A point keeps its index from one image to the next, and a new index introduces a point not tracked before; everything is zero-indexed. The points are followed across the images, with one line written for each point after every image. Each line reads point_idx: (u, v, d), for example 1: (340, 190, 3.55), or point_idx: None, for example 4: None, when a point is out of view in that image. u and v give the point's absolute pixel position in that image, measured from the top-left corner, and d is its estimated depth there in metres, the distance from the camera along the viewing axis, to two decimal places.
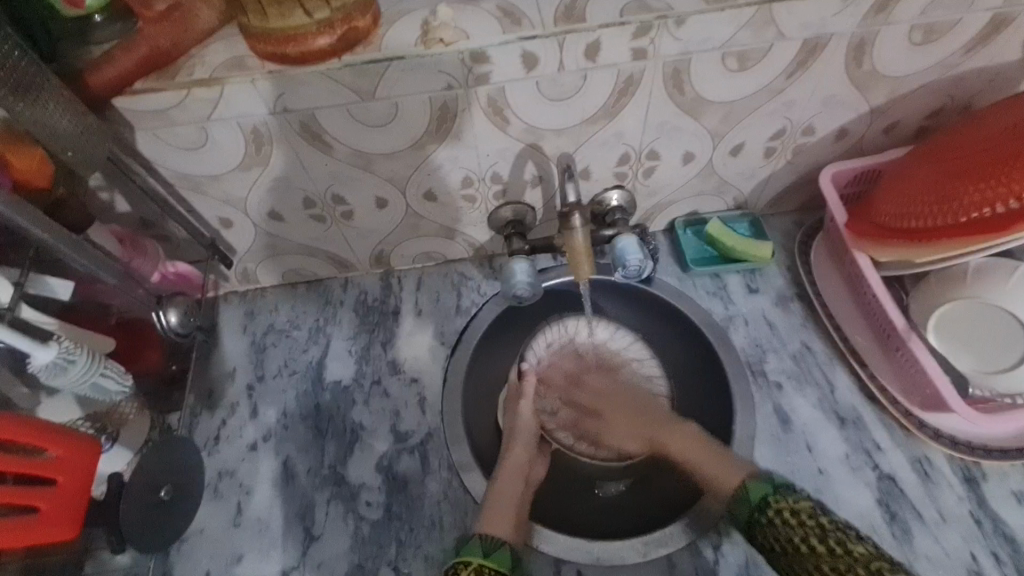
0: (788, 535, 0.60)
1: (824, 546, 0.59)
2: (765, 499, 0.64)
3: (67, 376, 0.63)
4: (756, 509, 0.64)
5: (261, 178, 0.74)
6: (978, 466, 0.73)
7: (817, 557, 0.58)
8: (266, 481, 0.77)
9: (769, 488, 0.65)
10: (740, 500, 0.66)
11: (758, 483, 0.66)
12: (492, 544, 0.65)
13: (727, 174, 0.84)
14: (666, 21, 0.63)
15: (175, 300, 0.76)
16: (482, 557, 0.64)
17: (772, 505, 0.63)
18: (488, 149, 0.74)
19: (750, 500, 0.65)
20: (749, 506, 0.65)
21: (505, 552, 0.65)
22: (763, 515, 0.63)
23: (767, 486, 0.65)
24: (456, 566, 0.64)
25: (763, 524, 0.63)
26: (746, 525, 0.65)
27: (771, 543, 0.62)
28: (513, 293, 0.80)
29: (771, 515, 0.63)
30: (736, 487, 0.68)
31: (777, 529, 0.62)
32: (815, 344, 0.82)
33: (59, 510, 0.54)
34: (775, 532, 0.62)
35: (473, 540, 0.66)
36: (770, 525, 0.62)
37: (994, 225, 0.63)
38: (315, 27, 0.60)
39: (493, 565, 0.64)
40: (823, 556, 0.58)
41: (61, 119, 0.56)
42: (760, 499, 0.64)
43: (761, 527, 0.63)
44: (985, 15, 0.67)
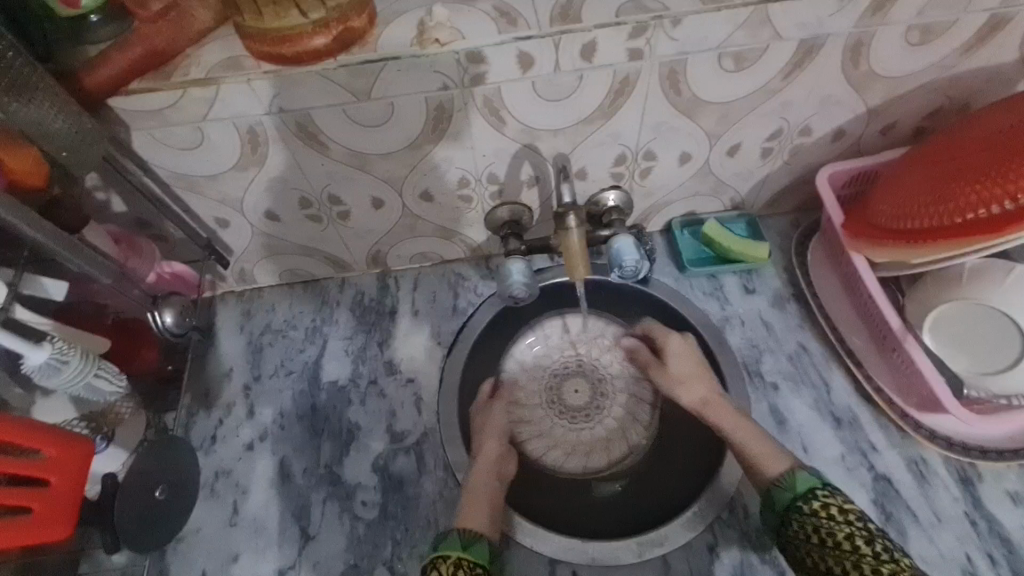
0: (834, 530, 0.61)
1: (871, 549, 0.60)
2: (813, 490, 0.65)
3: (60, 377, 0.63)
4: (800, 498, 0.64)
5: (257, 178, 0.74)
6: (974, 467, 0.73)
7: (860, 558, 0.60)
8: (262, 481, 0.77)
9: (818, 483, 0.65)
10: (783, 485, 0.66)
11: (806, 474, 0.66)
12: (469, 537, 0.66)
13: (724, 174, 0.84)
14: (662, 22, 0.63)
15: (170, 300, 0.74)
16: (462, 551, 0.65)
17: (820, 499, 0.64)
18: (484, 149, 0.74)
19: (796, 488, 0.65)
20: (792, 493, 0.65)
21: (485, 546, 0.67)
22: (807, 505, 0.64)
23: (816, 479, 0.66)
24: (434, 561, 0.65)
25: (805, 515, 0.63)
26: (781, 509, 0.65)
27: (811, 535, 0.62)
28: (510, 293, 0.80)
29: (816, 507, 0.63)
30: (766, 484, 0.68)
31: (824, 521, 0.62)
32: (811, 344, 0.82)
33: (52, 510, 0.54)
34: (820, 525, 0.62)
35: (452, 534, 0.67)
36: (813, 517, 0.63)
37: (987, 226, 0.63)
38: (311, 27, 0.60)
39: (472, 559, 0.65)
40: (867, 558, 0.60)
41: (57, 120, 0.56)
42: (807, 489, 0.65)
43: (802, 516, 0.63)
44: (981, 16, 0.67)
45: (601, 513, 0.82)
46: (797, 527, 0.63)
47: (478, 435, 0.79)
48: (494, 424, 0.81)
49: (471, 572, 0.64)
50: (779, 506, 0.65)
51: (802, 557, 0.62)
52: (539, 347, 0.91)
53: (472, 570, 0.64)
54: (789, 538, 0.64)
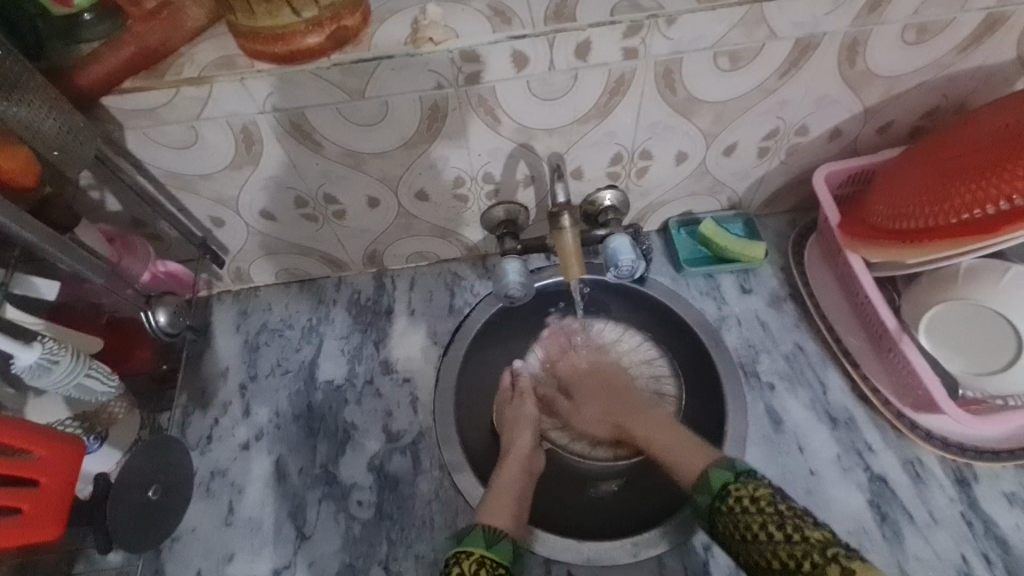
0: (746, 522, 0.58)
1: (783, 532, 0.56)
2: (726, 486, 0.62)
3: (49, 377, 0.62)
4: (716, 499, 0.62)
5: (252, 177, 0.74)
6: (970, 468, 0.73)
7: (774, 544, 0.56)
8: (257, 480, 0.77)
9: (731, 477, 0.62)
10: (701, 488, 0.64)
11: (720, 470, 0.64)
12: (494, 536, 0.65)
13: (721, 174, 0.84)
14: (657, 21, 0.63)
15: (164, 299, 0.74)
16: (484, 548, 0.63)
17: (732, 494, 0.61)
18: (480, 149, 0.74)
19: (711, 488, 0.63)
20: (709, 496, 0.63)
21: (507, 545, 0.65)
22: (723, 504, 0.61)
23: (729, 473, 0.63)
24: (456, 556, 0.63)
25: (724, 513, 0.60)
26: (708, 515, 0.63)
27: (731, 533, 0.59)
28: (506, 292, 0.80)
29: (731, 504, 0.60)
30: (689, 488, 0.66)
31: (737, 516, 0.59)
32: (807, 344, 0.82)
33: (42, 511, 0.54)
34: (734, 520, 0.59)
35: (475, 531, 0.66)
36: (730, 514, 0.60)
37: (985, 227, 0.62)
38: (303, 25, 0.60)
39: (494, 557, 0.63)
40: (781, 543, 0.56)
41: (47, 119, 0.56)
42: (721, 487, 0.62)
43: (722, 515, 0.60)
44: (979, 14, 0.67)
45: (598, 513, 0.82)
46: (722, 529, 0.60)
47: (515, 426, 0.80)
48: (525, 418, 0.81)
49: (494, 569, 0.62)
50: (702, 509, 0.63)
51: (737, 554, 0.60)
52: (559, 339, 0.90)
53: (495, 568, 0.62)
54: (719, 538, 0.61)
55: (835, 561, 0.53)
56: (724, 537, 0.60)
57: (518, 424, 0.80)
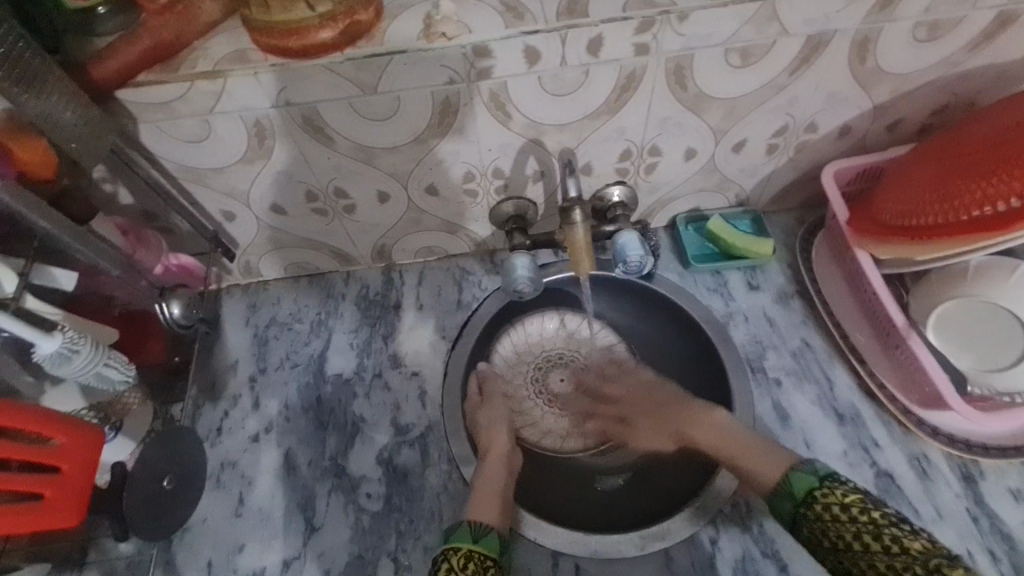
0: (838, 531, 0.59)
1: (880, 543, 0.57)
2: (811, 493, 0.63)
3: (70, 366, 0.63)
4: (802, 505, 0.63)
5: (263, 171, 0.74)
6: (976, 464, 0.73)
7: (871, 555, 0.57)
8: (268, 472, 0.77)
9: (815, 482, 0.63)
10: (783, 495, 0.65)
11: (802, 474, 0.65)
12: (480, 530, 0.67)
13: (729, 170, 0.84)
14: (670, 16, 0.63)
15: (177, 291, 0.76)
16: (472, 543, 0.66)
17: (819, 500, 0.62)
18: (490, 144, 0.75)
19: (795, 494, 0.64)
20: (793, 501, 0.64)
21: (494, 539, 0.67)
22: (810, 510, 0.62)
23: (813, 478, 0.64)
24: (446, 553, 0.65)
25: (811, 519, 0.62)
26: (789, 519, 0.64)
27: (820, 540, 0.60)
28: (515, 287, 0.80)
29: (818, 510, 0.61)
30: (769, 493, 0.67)
31: (826, 523, 0.60)
32: (814, 340, 0.83)
33: (63, 496, 0.55)
34: (823, 528, 0.60)
35: (462, 527, 0.67)
36: (818, 521, 0.61)
37: (994, 224, 0.63)
38: (318, 20, 0.60)
39: (482, 551, 0.65)
40: (878, 554, 0.57)
41: (66, 111, 0.56)
42: (806, 493, 0.63)
43: (808, 521, 0.62)
44: (989, 12, 0.67)
45: (604, 507, 0.82)
46: (808, 535, 0.62)
47: (490, 427, 0.80)
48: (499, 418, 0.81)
49: (482, 564, 0.64)
50: (787, 516, 0.64)
51: (828, 563, 0.61)
52: (520, 340, 0.91)
53: (483, 563, 0.65)
54: (807, 544, 0.63)
55: (937, 574, 0.53)
56: (812, 543, 0.62)
57: (496, 421, 0.81)
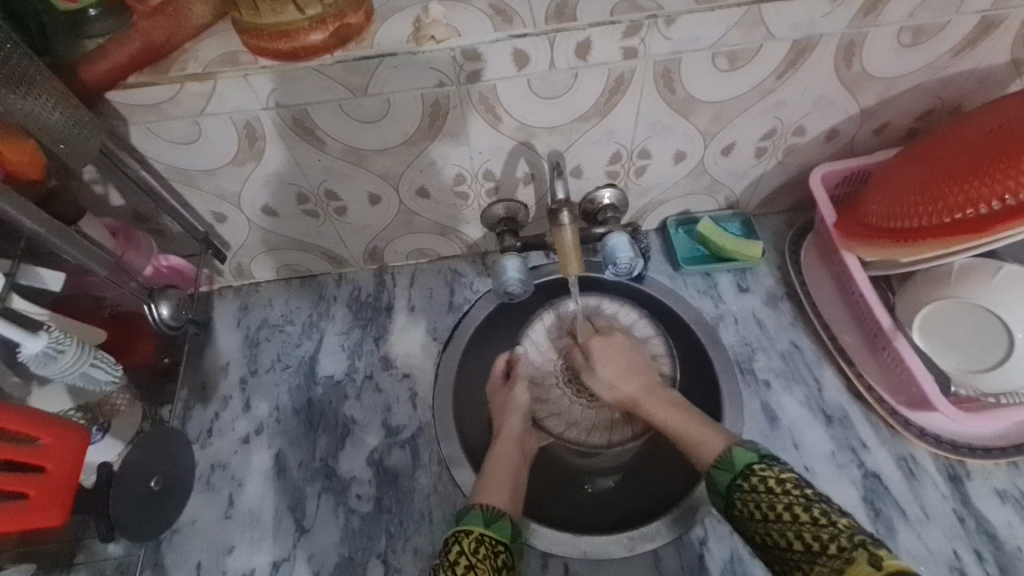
0: (771, 502, 0.59)
1: (808, 515, 0.57)
2: (750, 467, 0.63)
3: (56, 366, 0.63)
4: (739, 476, 0.63)
5: (254, 173, 0.74)
6: (962, 465, 0.74)
7: (799, 526, 0.57)
8: (258, 473, 0.78)
9: (756, 458, 0.63)
10: (722, 466, 0.65)
11: (744, 450, 0.64)
12: (493, 515, 0.66)
13: (719, 173, 0.85)
14: (656, 21, 0.63)
15: (167, 293, 0.74)
16: (484, 526, 0.65)
17: (756, 473, 0.62)
18: (480, 146, 0.75)
19: (735, 467, 0.64)
20: (731, 474, 0.63)
21: (507, 524, 0.66)
22: (745, 482, 0.62)
23: (753, 454, 0.64)
24: (456, 535, 0.65)
25: (745, 491, 0.61)
26: (725, 491, 0.64)
27: (752, 511, 0.60)
28: (505, 289, 0.80)
29: (753, 482, 0.61)
30: (709, 466, 0.66)
31: (760, 495, 0.60)
32: (803, 342, 0.83)
33: (47, 497, 0.54)
34: (756, 498, 0.60)
35: (473, 510, 0.67)
36: (753, 492, 0.61)
37: (978, 225, 0.63)
38: (308, 23, 0.60)
39: (494, 535, 0.65)
40: (806, 525, 0.57)
41: (52, 111, 0.57)
42: (745, 467, 0.63)
43: (742, 493, 0.62)
44: (973, 17, 0.68)
45: (587, 504, 0.84)
46: (741, 507, 0.61)
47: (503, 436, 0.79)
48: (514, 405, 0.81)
49: (494, 549, 0.64)
50: (721, 487, 0.64)
51: (753, 535, 0.60)
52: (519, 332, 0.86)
53: (495, 547, 0.64)
54: (736, 516, 0.62)
55: (862, 547, 0.53)
56: (744, 515, 0.61)
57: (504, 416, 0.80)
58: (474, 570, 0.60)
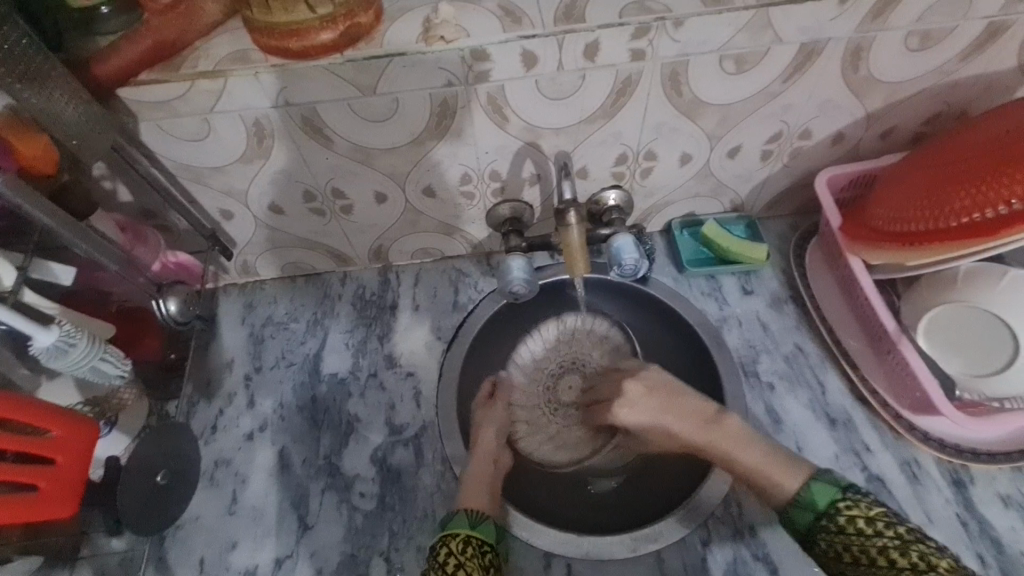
0: (863, 547, 0.59)
1: (907, 560, 0.57)
2: (834, 504, 0.61)
3: (66, 359, 0.63)
4: (823, 516, 0.61)
5: (262, 171, 0.75)
6: (966, 470, 0.74)
7: (897, 571, 0.57)
8: (262, 470, 0.78)
9: (838, 493, 0.62)
10: (801, 504, 0.63)
11: (823, 484, 0.63)
12: (477, 517, 0.67)
13: (724, 175, 0.85)
14: (665, 23, 0.64)
15: (175, 288, 0.75)
16: (469, 529, 0.65)
17: (843, 513, 0.60)
18: (487, 147, 0.75)
19: (817, 505, 0.62)
20: (813, 513, 0.62)
21: (490, 525, 0.67)
22: (832, 522, 0.61)
23: (834, 489, 0.62)
24: (442, 538, 0.65)
25: (831, 534, 0.61)
26: (806, 529, 0.63)
27: (842, 554, 0.60)
28: (510, 289, 0.81)
29: (841, 522, 0.60)
30: (783, 503, 0.64)
31: (851, 538, 0.59)
32: (807, 345, 0.83)
33: (58, 489, 0.55)
34: (846, 540, 0.60)
35: (458, 515, 0.67)
36: (840, 534, 0.60)
37: (984, 230, 0.63)
38: (319, 21, 0.61)
39: (480, 536, 0.65)
40: (904, 571, 0.57)
41: (66, 107, 0.57)
42: (827, 505, 0.62)
43: (828, 533, 0.61)
44: (980, 22, 0.68)
45: (603, 506, 0.84)
46: (826, 547, 0.61)
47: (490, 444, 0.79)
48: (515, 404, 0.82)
49: (480, 549, 0.64)
50: (800, 524, 0.63)
51: (844, 572, 0.61)
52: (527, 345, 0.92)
53: (481, 547, 0.64)
54: (822, 554, 0.62)
55: None
56: (829, 554, 0.61)
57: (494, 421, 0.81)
58: (463, 569, 0.61)
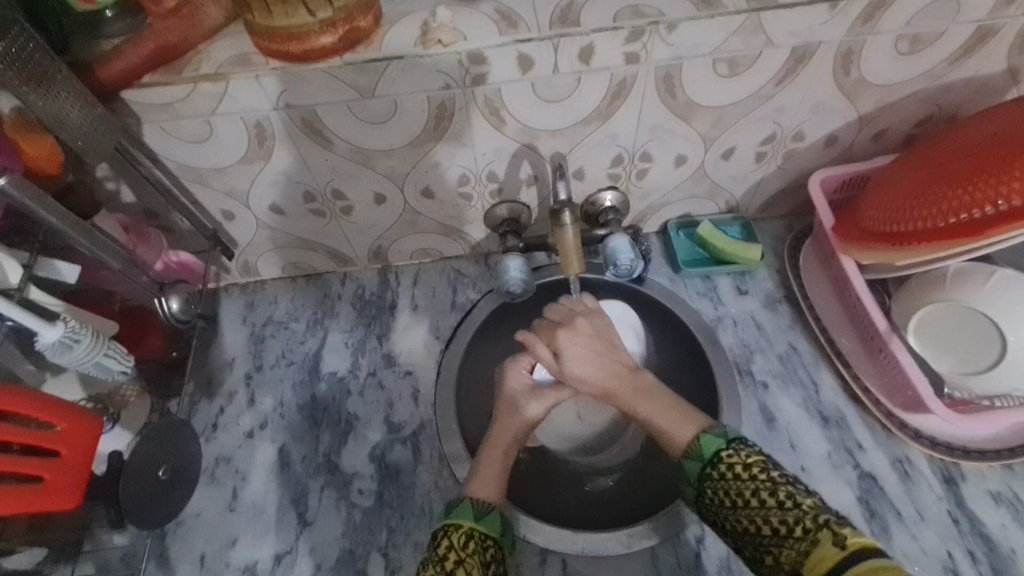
0: (738, 489, 0.57)
1: (776, 498, 0.56)
2: (716, 453, 0.61)
3: (71, 355, 0.64)
4: (707, 465, 0.61)
5: (263, 172, 0.76)
6: (958, 467, 0.74)
7: (766, 509, 0.56)
8: (262, 467, 0.79)
9: (723, 443, 0.61)
10: (691, 455, 0.63)
11: (711, 436, 0.62)
12: (483, 509, 0.66)
13: (719, 177, 0.86)
14: (658, 27, 0.65)
15: (177, 287, 0.76)
16: (473, 521, 0.64)
17: (724, 460, 0.60)
18: (485, 148, 0.76)
19: (703, 455, 0.61)
20: (700, 462, 0.61)
21: (496, 517, 0.66)
22: (714, 470, 0.60)
23: (720, 439, 0.62)
24: (445, 528, 0.64)
25: (713, 479, 0.60)
26: (695, 480, 0.62)
27: (722, 499, 0.58)
28: (506, 288, 0.82)
29: (722, 469, 0.60)
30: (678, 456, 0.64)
31: (729, 482, 0.58)
32: (801, 344, 0.84)
33: (62, 481, 0.56)
34: (724, 486, 0.59)
35: (464, 503, 0.66)
36: (722, 481, 0.59)
37: (972, 230, 0.64)
38: (319, 25, 0.62)
39: (484, 529, 0.64)
40: (772, 509, 0.55)
41: (72, 109, 0.58)
42: (713, 454, 0.61)
43: (711, 481, 0.60)
44: (969, 27, 0.69)
45: (604, 503, 0.85)
46: (711, 495, 0.60)
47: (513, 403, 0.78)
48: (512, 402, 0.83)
49: (482, 544, 0.63)
50: (691, 476, 0.62)
51: (725, 521, 0.59)
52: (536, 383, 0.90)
53: (483, 541, 0.63)
54: (706, 505, 0.61)
55: (826, 527, 0.52)
56: (714, 504, 0.59)
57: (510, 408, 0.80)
58: (463, 567, 0.60)
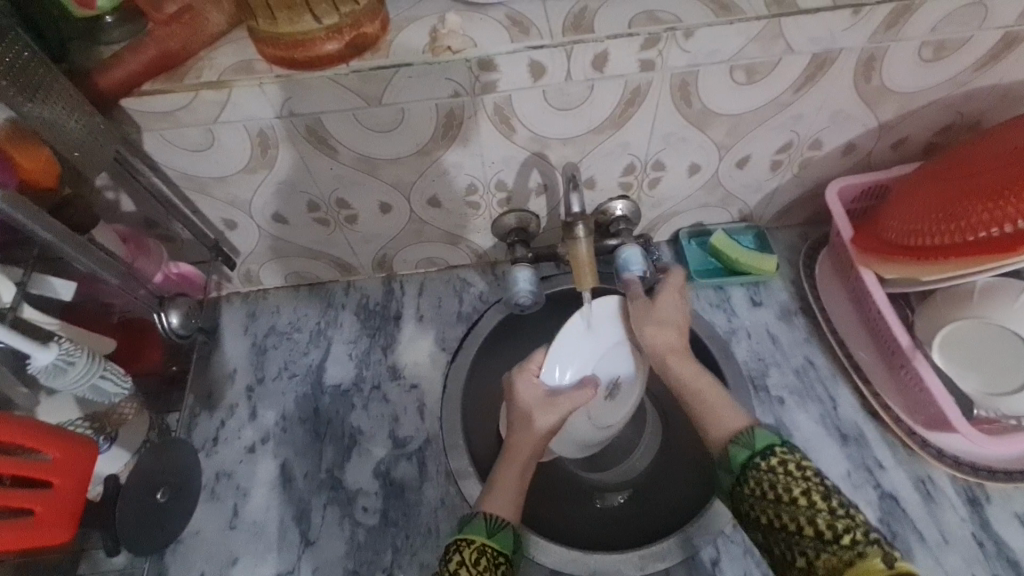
0: (788, 484, 0.55)
1: (828, 502, 0.53)
2: (771, 447, 0.59)
3: (65, 378, 0.63)
4: (757, 454, 0.58)
5: (265, 181, 0.74)
6: (982, 488, 0.72)
7: (814, 511, 0.53)
8: (264, 483, 0.77)
9: (779, 440, 0.59)
10: (740, 443, 0.60)
11: (766, 431, 0.60)
12: (495, 525, 0.62)
13: (733, 185, 0.84)
14: (675, 33, 0.63)
15: (177, 301, 0.74)
16: (486, 537, 0.61)
17: (775, 455, 0.58)
18: (494, 156, 0.74)
19: (755, 446, 0.59)
20: (750, 451, 0.59)
21: (508, 534, 0.63)
22: (763, 461, 0.58)
23: (776, 436, 0.60)
24: (456, 542, 0.61)
25: (760, 470, 0.57)
26: (738, 470, 0.59)
27: (763, 490, 0.56)
28: (514, 301, 0.80)
29: (772, 463, 0.57)
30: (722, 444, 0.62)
31: (778, 476, 0.56)
32: (818, 358, 0.82)
33: (55, 513, 0.54)
34: (771, 479, 0.56)
35: (478, 518, 0.63)
36: (767, 472, 0.57)
37: (1002, 245, 0.62)
38: (324, 32, 0.60)
39: (496, 546, 0.61)
40: (821, 512, 0.52)
41: (69, 120, 0.56)
42: (765, 447, 0.59)
43: (757, 471, 0.57)
44: (995, 33, 0.67)
45: (615, 519, 0.85)
46: (749, 488, 0.57)
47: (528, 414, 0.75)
48: None
49: (495, 560, 0.60)
50: (735, 464, 0.60)
51: (755, 516, 0.56)
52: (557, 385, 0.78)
53: (495, 558, 0.60)
54: (742, 496, 0.58)
55: (877, 544, 0.49)
56: (750, 497, 0.57)
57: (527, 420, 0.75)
58: None
